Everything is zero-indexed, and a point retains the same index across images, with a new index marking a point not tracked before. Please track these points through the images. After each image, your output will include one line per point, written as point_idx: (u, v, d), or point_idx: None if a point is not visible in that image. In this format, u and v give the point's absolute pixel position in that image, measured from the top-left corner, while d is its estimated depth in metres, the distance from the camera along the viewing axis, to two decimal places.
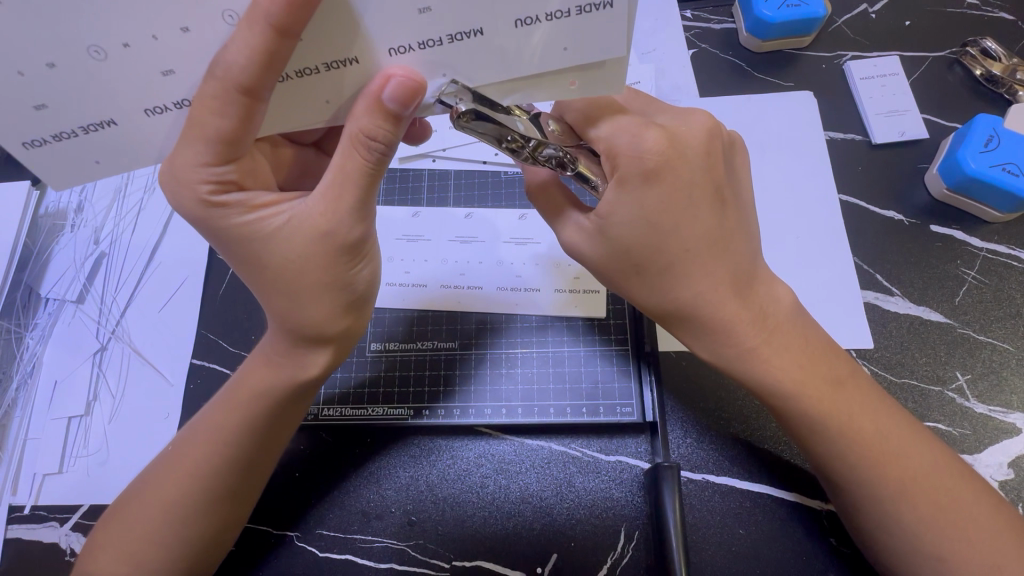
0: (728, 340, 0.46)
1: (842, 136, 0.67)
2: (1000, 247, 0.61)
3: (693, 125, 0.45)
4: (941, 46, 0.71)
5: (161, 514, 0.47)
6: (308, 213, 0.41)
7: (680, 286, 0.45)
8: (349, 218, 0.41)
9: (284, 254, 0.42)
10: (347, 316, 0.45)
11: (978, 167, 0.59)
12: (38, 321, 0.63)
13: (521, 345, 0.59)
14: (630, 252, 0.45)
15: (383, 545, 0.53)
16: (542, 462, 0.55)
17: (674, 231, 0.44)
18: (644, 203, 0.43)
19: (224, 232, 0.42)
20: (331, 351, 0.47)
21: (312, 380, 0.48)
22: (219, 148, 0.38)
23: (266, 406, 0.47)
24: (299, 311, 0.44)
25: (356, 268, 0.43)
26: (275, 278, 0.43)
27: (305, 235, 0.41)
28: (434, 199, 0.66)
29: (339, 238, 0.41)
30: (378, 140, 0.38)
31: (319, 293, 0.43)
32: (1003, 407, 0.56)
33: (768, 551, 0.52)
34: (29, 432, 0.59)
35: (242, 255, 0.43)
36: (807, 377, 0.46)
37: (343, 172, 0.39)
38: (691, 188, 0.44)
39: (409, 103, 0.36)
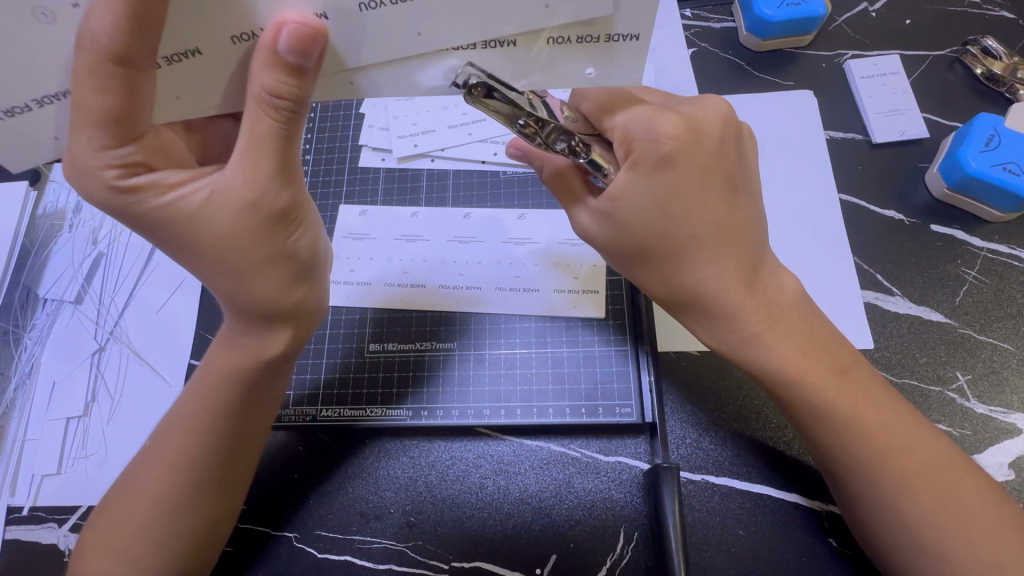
0: (734, 324, 0.46)
1: (841, 135, 0.67)
2: (1000, 247, 0.61)
3: (707, 110, 0.45)
4: (942, 45, 0.70)
5: (155, 513, 0.47)
6: (228, 184, 0.40)
7: (685, 274, 0.46)
8: (270, 184, 0.40)
9: (212, 230, 0.41)
10: (295, 287, 0.46)
11: (977, 166, 0.59)
12: (37, 321, 0.63)
13: (520, 346, 0.59)
14: (636, 237, 0.45)
15: (382, 545, 0.53)
16: (541, 463, 0.55)
17: (685, 216, 0.44)
18: (654, 189, 0.43)
19: (143, 217, 0.41)
20: (290, 330, 0.48)
21: (277, 357, 0.48)
22: (112, 129, 0.37)
23: (244, 389, 0.47)
24: (245, 287, 0.43)
25: (291, 235, 0.43)
26: (206, 255, 0.42)
27: (230, 208, 0.40)
28: (433, 199, 0.66)
29: (266, 205, 0.40)
30: (286, 100, 0.37)
31: (259, 266, 0.43)
32: (1004, 407, 0.56)
33: (770, 553, 0.52)
34: (28, 433, 0.59)
35: (168, 237, 0.42)
36: (809, 364, 0.46)
37: (255, 139, 0.38)
38: (704, 174, 0.44)
39: (307, 52, 0.34)
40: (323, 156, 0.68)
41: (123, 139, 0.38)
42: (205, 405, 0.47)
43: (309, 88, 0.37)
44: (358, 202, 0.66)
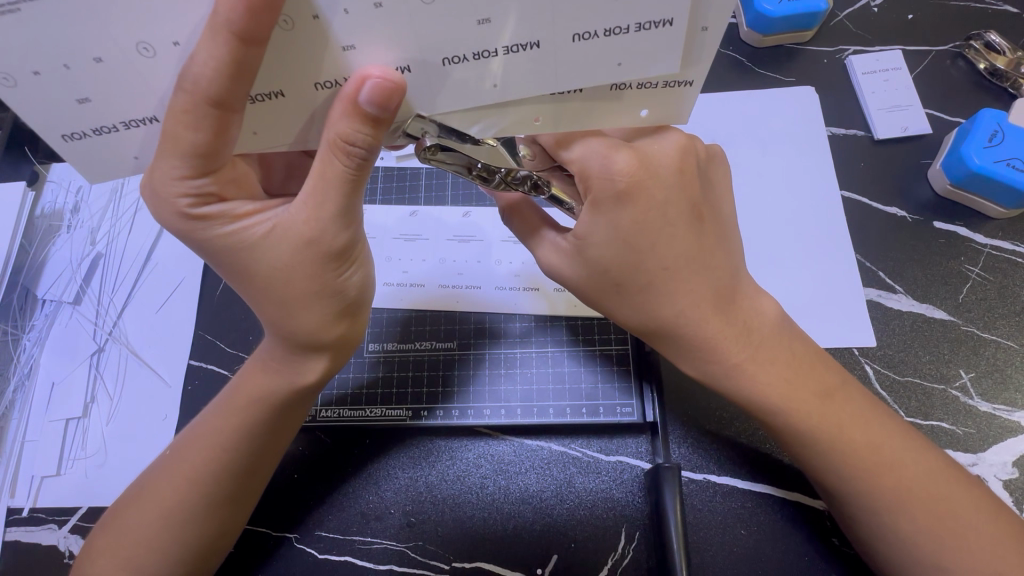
0: (716, 351, 0.45)
1: (842, 131, 0.66)
2: (1003, 244, 0.61)
3: (665, 143, 0.43)
4: (945, 40, 0.70)
5: (156, 518, 0.47)
6: (292, 220, 0.40)
7: (661, 305, 0.45)
8: (333, 225, 0.40)
9: (271, 264, 0.41)
10: (339, 322, 0.45)
11: (981, 162, 0.58)
12: (35, 322, 0.63)
13: (519, 346, 0.59)
14: (608, 272, 0.44)
15: (382, 546, 0.53)
16: (541, 462, 0.55)
17: (652, 249, 0.43)
18: (618, 225, 0.42)
19: (204, 241, 0.41)
20: (327, 357, 0.47)
21: (308, 386, 0.47)
22: (194, 160, 0.37)
23: (264, 410, 0.47)
24: (292, 320, 0.43)
25: (344, 273, 0.43)
26: (264, 287, 0.42)
27: (290, 243, 0.40)
28: (432, 197, 0.65)
29: (324, 244, 0.40)
30: (356, 147, 0.36)
31: (311, 300, 0.42)
32: (1008, 405, 0.55)
33: (771, 552, 0.51)
34: (27, 434, 0.59)
35: (229, 265, 0.42)
36: (793, 389, 0.46)
37: (323, 177, 0.38)
38: (666, 208, 0.43)
39: (389, 104, 0.34)
40: None
41: (200, 170, 0.38)
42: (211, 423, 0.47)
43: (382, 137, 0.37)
44: None
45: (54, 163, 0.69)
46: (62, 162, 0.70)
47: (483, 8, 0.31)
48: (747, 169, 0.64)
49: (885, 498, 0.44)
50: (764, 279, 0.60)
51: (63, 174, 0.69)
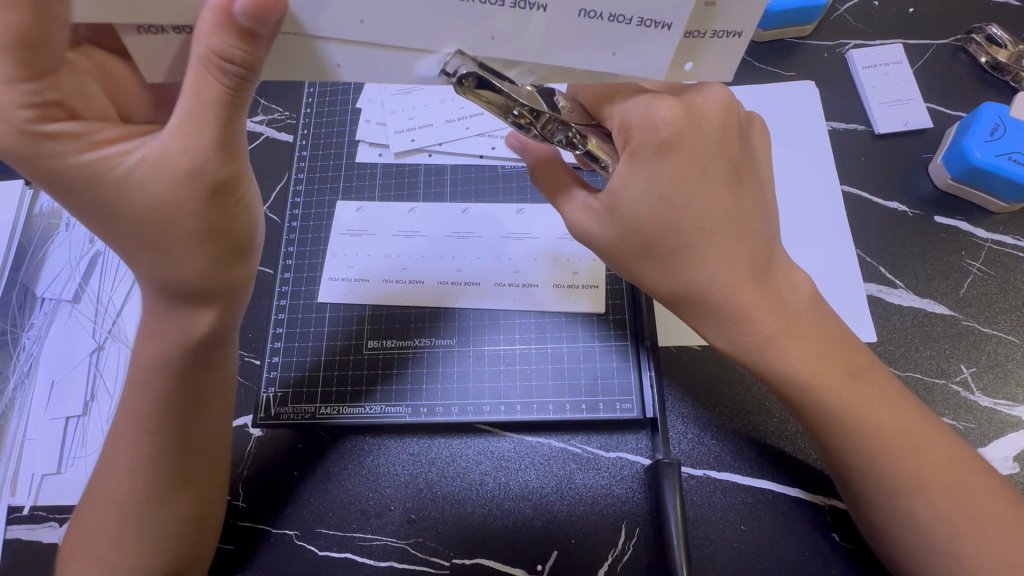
0: (746, 326, 0.45)
1: (844, 126, 0.66)
2: (1005, 238, 0.60)
3: (711, 97, 0.43)
4: (946, 33, 0.69)
5: (152, 512, 0.47)
6: (161, 149, 0.38)
7: (692, 269, 0.44)
8: (213, 154, 0.38)
9: (146, 198, 0.38)
10: (223, 267, 0.43)
11: (982, 156, 0.58)
12: (34, 321, 0.63)
13: (520, 342, 0.59)
14: (641, 230, 0.43)
15: (382, 543, 0.53)
16: (541, 459, 0.55)
17: (689, 206, 0.42)
18: (656, 176, 0.42)
19: (44, 160, 0.38)
20: (218, 309, 0.45)
21: (201, 339, 0.45)
22: (18, 55, 0.34)
23: (164, 359, 0.45)
24: (174, 264, 0.41)
25: (234, 213, 0.41)
26: (137, 226, 0.40)
27: (165, 174, 0.38)
28: (431, 194, 0.65)
29: (205, 175, 0.38)
30: (230, 66, 0.35)
31: (191, 238, 0.40)
32: (1009, 400, 0.55)
33: (772, 548, 0.51)
34: (28, 432, 0.59)
35: (87, 203, 0.39)
36: (823, 370, 0.45)
37: (198, 101, 0.36)
38: (707, 161, 0.42)
39: (266, 18, 0.33)
40: (319, 152, 0.68)
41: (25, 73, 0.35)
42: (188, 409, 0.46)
43: (261, 54, 0.36)
44: (354, 198, 0.65)
45: None
46: None
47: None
48: None
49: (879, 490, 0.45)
50: None
51: None
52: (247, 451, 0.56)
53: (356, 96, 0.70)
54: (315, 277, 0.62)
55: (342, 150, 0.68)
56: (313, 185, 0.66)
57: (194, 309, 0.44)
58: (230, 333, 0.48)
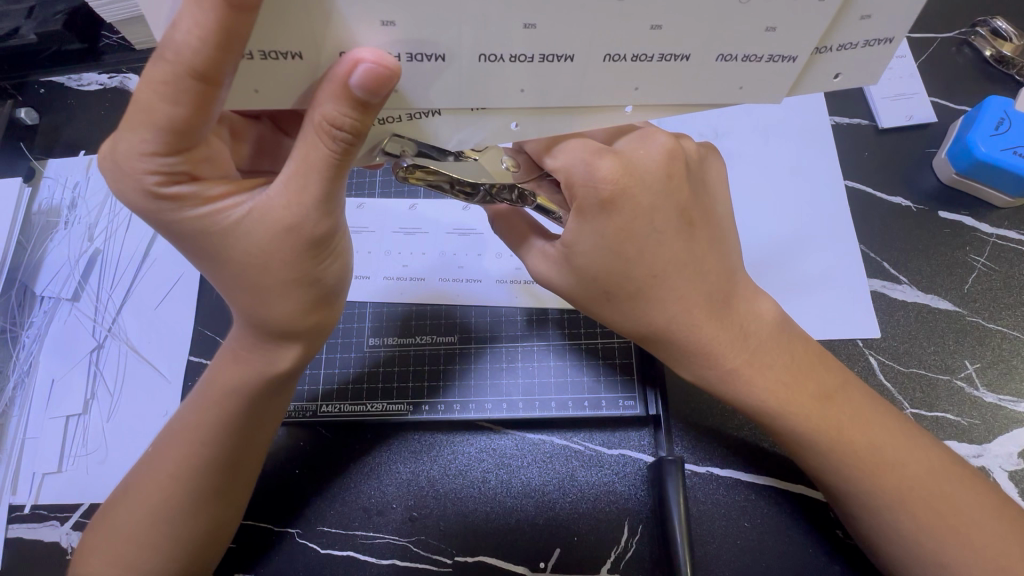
0: (716, 355, 0.45)
1: (848, 120, 0.65)
2: (1010, 233, 0.60)
3: (652, 147, 0.43)
4: (951, 26, 0.69)
5: (158, 518, 0.46)
6: (265, 205, 0.37)
7: (651, 312, 0.44)
8: (315, 213, 0.37)
9: (249, 249, 0.38)
10: (313, 312, 0.43)
11: (987, 151, 0.57)
12: (34, 319, 0.63)
13: (522, 339, 0.58)
14: (596, 280, 0.44)
15: (385, 540, 0.53)
16: (544, 456, 0.55)
17: (640, 256, 0.43)
18: (603, 232, 0.42)
19: (162, 210, 0.37)
20: (302, 347, 0.46)
21: (283, 373, 0.46)
22: (166, 137, 0.34)
23: (249, 397, 0.46)
24: (264, 308, 0.41)
25: (323, 263, 0.41)
26: (240, 272, 0.40)
27: (268, 229, 0.37)
28: (431, 190, 0.64)
29: (305, 232, 0.38)
30: (344, 133, 0.34)
31: (284, 286, 0.40)
32: (1013, 396, 0.55)
33: (774, 544, 0.51)
34: (28, 431, 0.58)
35: (195, 247, 0.39)
36: (793, 394, 0.45)
37: (305, 162, 0.36)
38: (653, 214, 0.42)
39: (381, 92, 0.32)
40: None
41: (167, 147, 0.34)
42: (210, 417, 0.46)
43: (372, 120, 0.35)
44: (354, 195, 0.64)
45: (50, 158, 0.69)
46: (57, 158, 0.69)
47: (658, 14, 0.31)
48: (751, 160, 0.64)
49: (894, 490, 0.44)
50: (768, 270, 0.59)
51: (58, 169, 0.68)
52: None
53: None
54: None
55: None
56: None
57: None
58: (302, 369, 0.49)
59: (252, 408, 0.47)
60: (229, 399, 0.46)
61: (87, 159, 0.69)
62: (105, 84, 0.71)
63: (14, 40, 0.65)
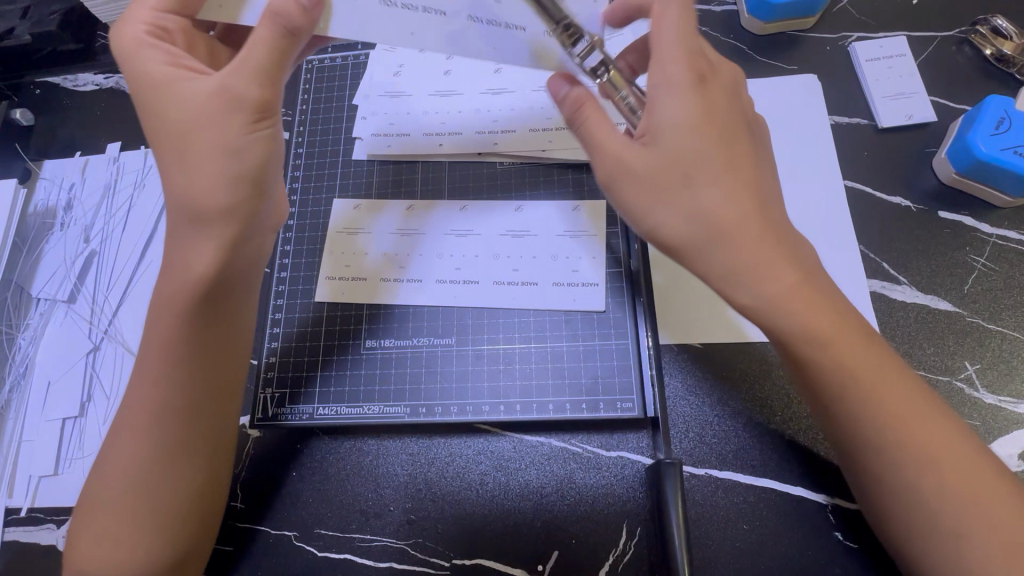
0: (770, 275, 0.42)
1: (847, 120, 0.65)
2: (1010, 233, 0.60)
3: (724, 67, 0.47)
4: (951, 25, 0.68)
5: (142, 519, 0.45)
6: (209, 84, 0.45)
7: (729, 201, 0.43)
8: (250, 79, 0.45)
9: (186, 112, 0.45)
10: (240, 194, 0.46)
11: (987, 150, 0.57)
12: (31, 321, 0.63)
13: (519, 341, 0.58)
14: (680, 161, 0.43)
15: (382, 543, 0.53)
16: (541, 458, 0.55)
17: (716, 143, 0.43)
18: (684, 117, 0.43)
19: (147, 80, 0.47)
20: (216, 237, 0.46)
21: (193, 272, 0.46)
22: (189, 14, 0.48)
23: (179, 294, 0.46)
24: (190, 170, 0.45)
25: (251, 132, 0.46)
26: (178, 140, 0.45)
27: (209, 102, 0.45)
28: (428, 191, 0.64)
29: (243, 95, 0.45)
30: (290, 23, 0.43)
31: (215, 157, 0.45)
32: (1014, 397, 0.55)
33: (774, 546, 0.51)
34: (24, 434, 0.58)
35: (156, 119, 0.46)
36: (846, 329, 0.42)
37: (251, 54, 0.44)
38: (727, 111, 0.45)
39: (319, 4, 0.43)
40: (314, 149, 0.67)
41: (167, 4, 0.48)
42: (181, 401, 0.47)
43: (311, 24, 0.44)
44: (351, 196, 0.64)
45: (46, 160, 0.69)
46: (54, 159, 0.69)
47: None
48: None
49: (919, 479, 0.41)
50: None
51: (54, 170, 0.68)
52: (246, 452, 0.56)
53: (352, 92, 0.69)
54: (313, 277, 0.61)
55: (338, 148, 0.66)
56: (310, 181, 0.65)
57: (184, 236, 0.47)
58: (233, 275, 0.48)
59: (205, 343, 0.47)
60: (185, 375, 0.47)
61: (83, 160, 0.68)
62: (102, 84, 0.70)
63: (10, 39, 0.67)
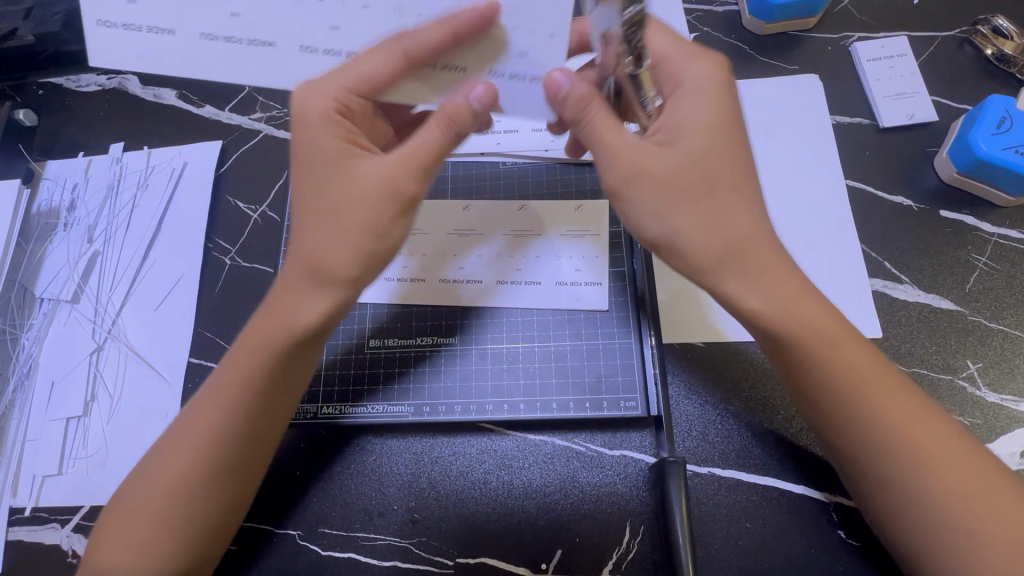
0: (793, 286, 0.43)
1: (848, 120, 0.65)
2: (1011, 233, 0.60)
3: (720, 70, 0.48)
4: (952, 25, 0.68)
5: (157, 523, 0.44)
6: (376, 168, 0.45)
7: (745, 211, 0.44)
8: (414, 176, 0.45)
9: (349, 186, 0.44)
10: (363, 267, 0.45)
11: (989, 150, 0.57)
12: (34, 321, 0.63)
13: (523, 339, 0.58)
14: (702, 170, 0.43)
15: (386, 542, 0.53)
16: (545, 457, 0.55)
17: (730, 150, 0.44)
18: (702, 123, 0.44)
19: (320, 155, 0.45)
20: (328, 302, 0.45)
21: (308, 329, 0.45)
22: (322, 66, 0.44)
23: (277, 361, 0.45)
24: (324, 246, 0.44)
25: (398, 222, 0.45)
26: (330, 205, 0.45)
27: (376, 179, 0.44)
28: (431, 191, 0.64)
29: (403, 190, 0.45)
30: (464, 123, 0.44)
31: (347, 233, 0.44)
32: (1015, 396, 0.55)
33: (776, 545, 0.51)
34: (29, 433, 0.58)
35: (307, 176, 0.46)
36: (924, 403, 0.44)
37: (425, 143, 0.45)
38: (735, 116, 0.46)
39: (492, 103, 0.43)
40: None
41: (353, 83, 0.44)
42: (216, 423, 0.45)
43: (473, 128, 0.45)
44: None
45: (49, 160, 0.69)
46: (57, 159, 0.69)
47: None
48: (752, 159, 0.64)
49: (920, 483, 0.41)
50: None
51: (58, 170, 0.68)
52: None
53: None
54: None
55: None
56: None
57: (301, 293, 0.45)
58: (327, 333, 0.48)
59: (279, 390, 0.47)
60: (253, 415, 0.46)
61: (86, 160, 0.69)
62: (105, 84, 0.71)
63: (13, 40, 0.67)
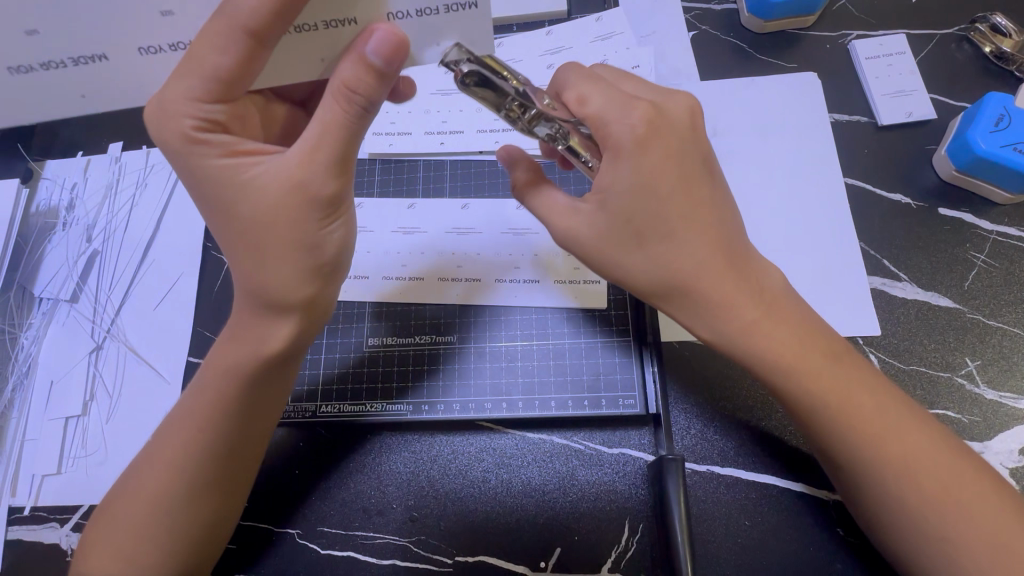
0: (727, 314, 0.45)
1: (847, 117, 0.65)
2: (1010, 230, 0.60)
3: (676, 103, 0.47)
4: (951, 22, 0.68)
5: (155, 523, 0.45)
6: (277, 170, 0.43)
7: (681, 256, 0.45)
8: (323, 173, 0.43)
9: (258, 203, 0.43)
10: (312, 282, 0.45)
11: (987, 147, 0.57)
12: (33, 321, 0.63)
13: (521, 338, 0.58)
14: (634, 221, 0.45)
15: (384, 540, 0.53)
16: (543, 455, 0.55)
17: (665, 195, 0.45)
18: (638, 170, 0.44)
19: (208, 177, 0.44)
20: (294, 322, 0.46)
21: (274, 355, 0.46)
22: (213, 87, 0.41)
23: (237, 385, 0.46)
24: (262, 274, 0.44)
25: (325, 227, 0.45)
26: (248, 233, 0.44)
27: (279, 185, 0.43)
28: (430, 190, 0.64)
29: (312, 191, 0.43)
30: (364, 100, 0.41)
31: (278, 257, 0.44)
32: (1014, 393, 0.55)
33: (775, 543, 0.51)
34: (28, 433, 0.58)
35: (216, 202, 0.44)
36: (874, 412, 0.44)
37: (324, 125, 0.42)
38: (682, 153, 0.45)
39: (394, 60, 0.38)
40: None
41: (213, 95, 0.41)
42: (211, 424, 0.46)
43: (382, 91, 0.41)
44: None
45: (48, 159, 0.69)
46: (56, 158, 0.69)
47: None
48: (751, 157, 0.64)
49: (893, 487, 0.43)
50: None
51: (56, 170, 0.68)
52: None
53: None
54: None
55: None
56: None
57: (270, 320, 0.46)
58: (298, 353, 0.49)
59: (248, 406, 0.47)
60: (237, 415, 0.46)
61: (85, 160, 0.69)
62: None
63: None
